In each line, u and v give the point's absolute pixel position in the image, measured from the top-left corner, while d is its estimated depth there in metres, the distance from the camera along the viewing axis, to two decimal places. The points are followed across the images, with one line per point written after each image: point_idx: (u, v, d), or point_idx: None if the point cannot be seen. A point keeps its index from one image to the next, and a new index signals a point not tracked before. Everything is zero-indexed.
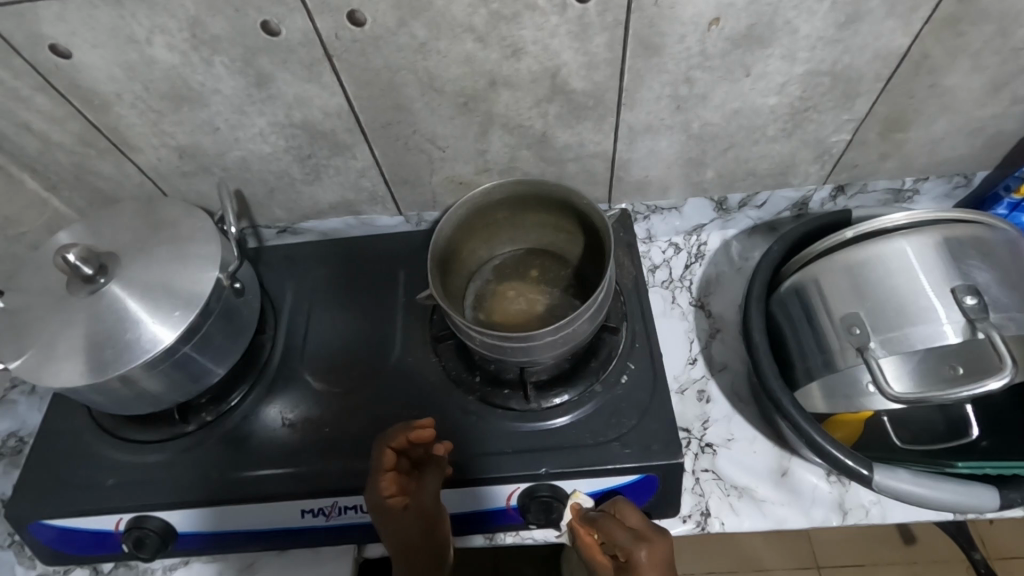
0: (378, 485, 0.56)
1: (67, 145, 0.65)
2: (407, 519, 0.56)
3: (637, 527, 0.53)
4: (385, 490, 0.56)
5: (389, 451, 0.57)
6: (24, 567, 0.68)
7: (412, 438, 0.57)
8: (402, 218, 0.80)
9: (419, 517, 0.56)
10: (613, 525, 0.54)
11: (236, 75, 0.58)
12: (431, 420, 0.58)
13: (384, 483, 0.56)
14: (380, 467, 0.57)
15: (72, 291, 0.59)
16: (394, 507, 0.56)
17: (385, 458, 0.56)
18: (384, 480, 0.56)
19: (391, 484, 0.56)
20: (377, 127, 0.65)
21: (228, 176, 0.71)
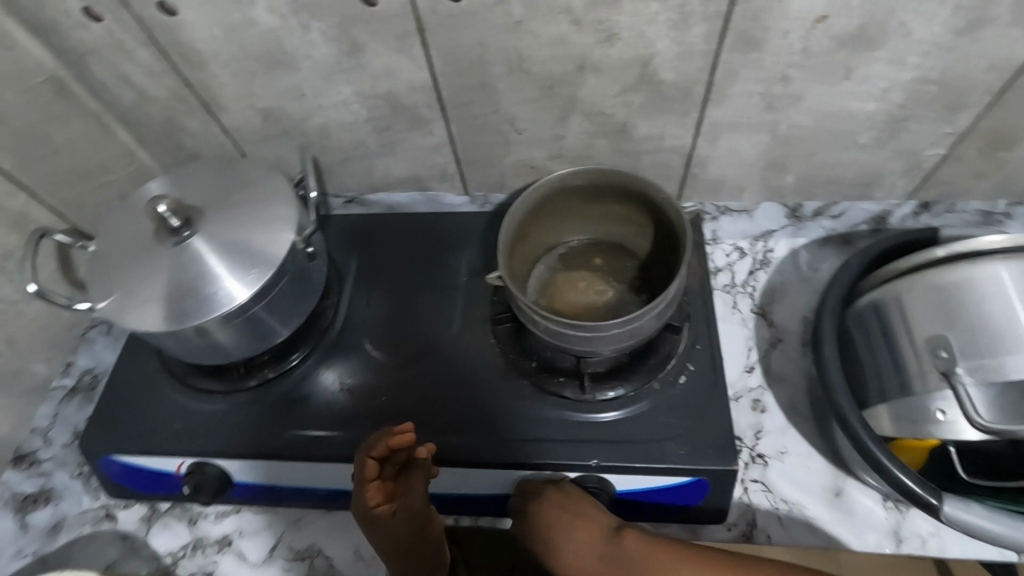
0: (364, 495, 0.55)
1: (161, 100, 0.68)
2: (397, 523, 0.55)
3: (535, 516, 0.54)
4: (370, 500, 0.55)
5: (371, 460, 0.56)
6: (90, 497, 0.69)
7: (392, 443, 0.55)
8: (468, 197, 0.80)
9: (409, 521, 0.55)
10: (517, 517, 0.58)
11: (330, 42, 0.59)
12: (411, 425, 0.56)
13: (369, 494, 0.55)
14: (364, 477, 0.56)
15: (157, 240, 0.61)
16: (381, 515, 0.55)
17: (367, 468, 0.55)
18: (367, 490, 0.55)
19: (376, 492, 0.56)
20: (458, 105, 0.65)
21: (307, 142, 0.72)
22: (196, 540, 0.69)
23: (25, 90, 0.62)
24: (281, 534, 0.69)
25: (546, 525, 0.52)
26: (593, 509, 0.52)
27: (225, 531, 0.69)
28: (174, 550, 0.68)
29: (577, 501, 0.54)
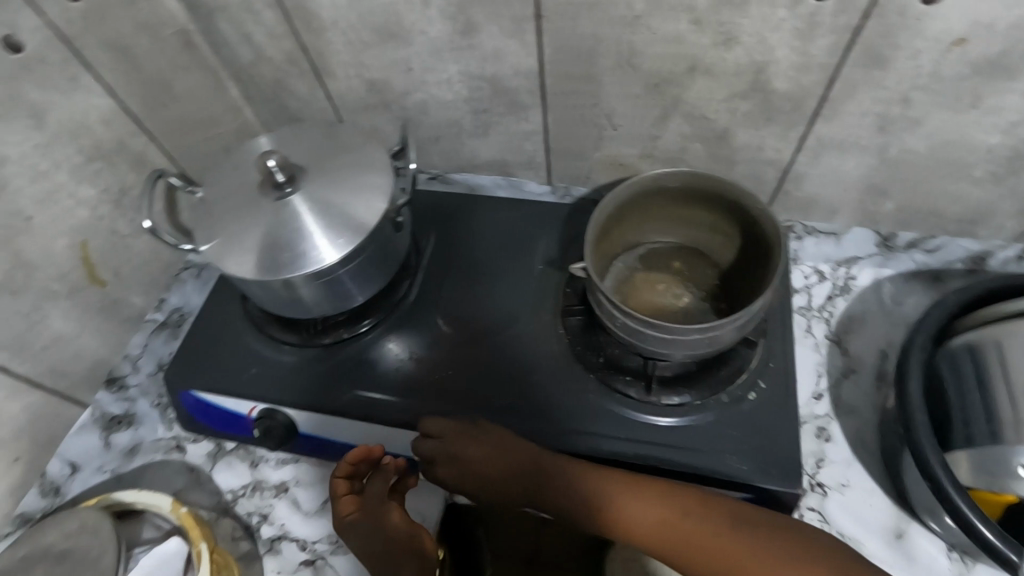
0: (337, 508, 0.59)
1: (276, 60, 0.71)
2: (372, 519, 0.59)
3: (470, 459, 0.60)
4: (343, 511, 0.59)
5: (339, 477, 0.61)
6: (164, 427, 0.72)
7: (356, 457, 0.60)
8: (550, 188, 0.80)
9: (380, 528, 0.59)
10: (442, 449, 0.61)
11: (448, 20, 0.60)
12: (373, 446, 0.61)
13: (342, 506, 0.59)
14: (337, 493, 0.60)
15: (262, 192, 0.64)
16: (355, 524, 0.59)
17: (338, 484, 0.60)
18: (341, 503, 0.59)
19: (349, 504, 0.60)
20: (560, 94, 0.66)
21: (405, 116, 0.75)
22: (256, 483, 0.72)
23: (157, 39, 0.66)
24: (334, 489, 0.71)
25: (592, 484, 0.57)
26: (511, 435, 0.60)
27: (283, 478, 0.72)
28: (235, 489, 0.71)
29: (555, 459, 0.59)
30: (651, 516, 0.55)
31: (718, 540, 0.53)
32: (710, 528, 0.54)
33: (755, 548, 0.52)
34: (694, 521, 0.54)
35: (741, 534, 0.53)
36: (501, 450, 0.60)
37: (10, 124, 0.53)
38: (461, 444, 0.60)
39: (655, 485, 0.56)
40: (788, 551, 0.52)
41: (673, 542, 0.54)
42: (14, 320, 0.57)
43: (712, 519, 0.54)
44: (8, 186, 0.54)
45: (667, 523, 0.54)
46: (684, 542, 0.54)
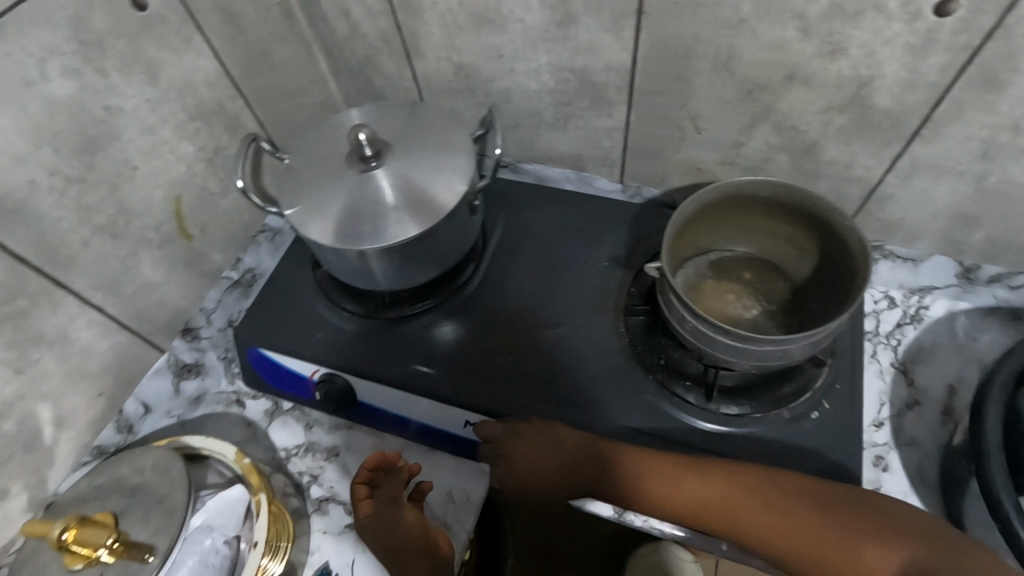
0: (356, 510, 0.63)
1: (369, 38, 0.73)
2: (384, 520, 0.62)
3: (523, 459, 0.62)
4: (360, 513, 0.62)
5: (359, 482, 0.64)
6: (227, 380, 0.75)
7: (371, 463, 0.65)
8: (621, 186, 0.80)
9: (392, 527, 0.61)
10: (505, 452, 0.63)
11: (546, 9, 0.61)
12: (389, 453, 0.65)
13: (358, 508, 0.63)
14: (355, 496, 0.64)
15: (349, 164, 0.66)
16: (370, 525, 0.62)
17: (356, 488, 0.64)
18: (358, 506, 0.63)
19: (365, 507, 0.63)
20: (647, 92, 0.65)
21: (486, 102, 0.76)
22: (309, 444, 0.73)
23: (263, 8, 0.68)
24: None
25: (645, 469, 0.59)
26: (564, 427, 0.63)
27: (335, 442, 0.73)
28: (289, 447, 0.73)
29: (609, 445, 0.61)
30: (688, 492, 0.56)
31: (768, 518, 0.54)
32: (772, 502, 0.54)
33: (816, 516, 0.52)
34: (755, 495, 0.54)
35: (792, 508, 0.53)
36: (556, 441, 0.63)
37: (128, 77, 0.56)
38: (515, 445, 0.62)
39: (707, 465, 0.57)
40: (838, 525, 0.51)
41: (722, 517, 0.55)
42: (113, 262, 0.60)
43: (763, 498, 0.54)
44: (120, 135, 0.57)
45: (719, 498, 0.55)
46: (738, 522, 0.55)
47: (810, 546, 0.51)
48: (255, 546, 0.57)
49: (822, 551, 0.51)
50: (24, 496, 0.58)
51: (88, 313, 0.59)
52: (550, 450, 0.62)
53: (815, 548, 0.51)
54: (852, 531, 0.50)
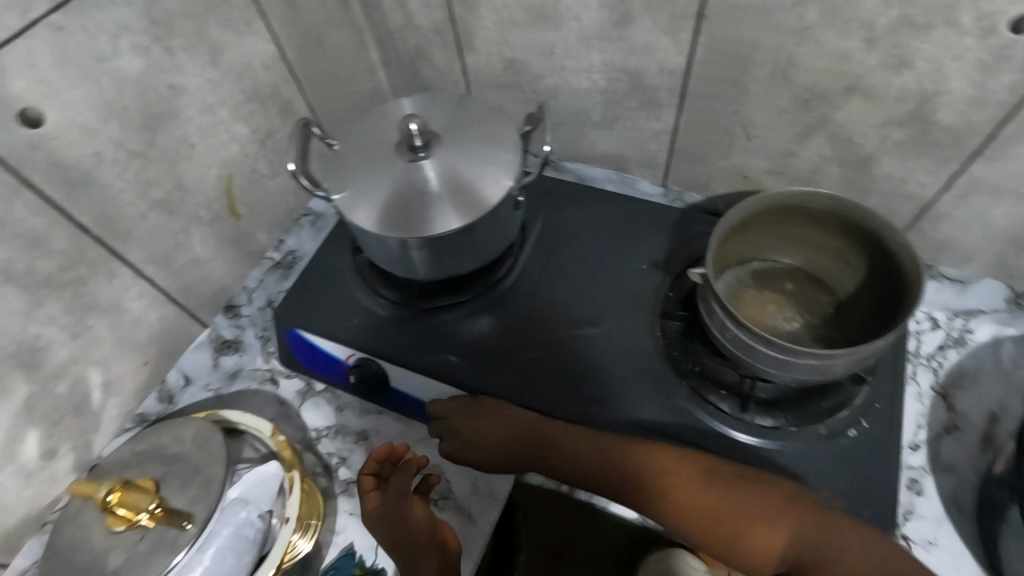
0: (364, 501, 0.63)
1: (422, 29, 0.73)
2: (391, 514, 0.62)
3: (472, 434, 0.65)
4: (367, 504, 0.63)
5: (366, 475, 0.65)
6: (263, 358, 0.76)
7: (378, 455, 0.65)
8: (663, 189, 0.80)
9: (398, 518, 0.61)
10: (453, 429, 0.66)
11: (604, 8, 0.61)
12: (393, 444, 0.66)
13: (366, 500, 0.63)
14: (363, 488, 0.65)
15: (397, 153, 0.66)
16: (376, 516, 0.62)
17: (364, 480, 0.65)
18: (365, 497, 0.64)
19: (372, 498, 0.63)
20: (700, 97, 0.65)
21: (534, 98, 0.76)
22: (339, 426, 0.75)
23: None
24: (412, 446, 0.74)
25: (578, 447, 0.61)
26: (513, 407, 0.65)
27: (365, 427, 0.74)
28: (319, 428, 0.74)
29: (549, 425, 0.64)
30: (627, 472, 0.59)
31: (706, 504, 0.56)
32: (697, 487, 0.57)
33: (740, 503, 0.55)
34: (682, 479, 0.57)
35: (724, 495, 0.56)
36: (502, 418, 0.65)
37: (192, 57, 0.58)
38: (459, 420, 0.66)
39: (634, 444, 0.60)
40: (761, 507, 0.55)
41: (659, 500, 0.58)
42: (166, 237, 0.62)
43: (700, 485, 0.57)
44: (181, 113, 0.59)
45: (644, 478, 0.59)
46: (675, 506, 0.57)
47: (728, 527, 0.55)
48: (286, 522, 0.58)
49: (744, 532, 0.55)
50: (70, 456, 0.60)
51: (140, 285, 0.61)
52: (492, 428, 0.64)
53: (741, 529, 0.55)
54: (772, 522, 0.54)
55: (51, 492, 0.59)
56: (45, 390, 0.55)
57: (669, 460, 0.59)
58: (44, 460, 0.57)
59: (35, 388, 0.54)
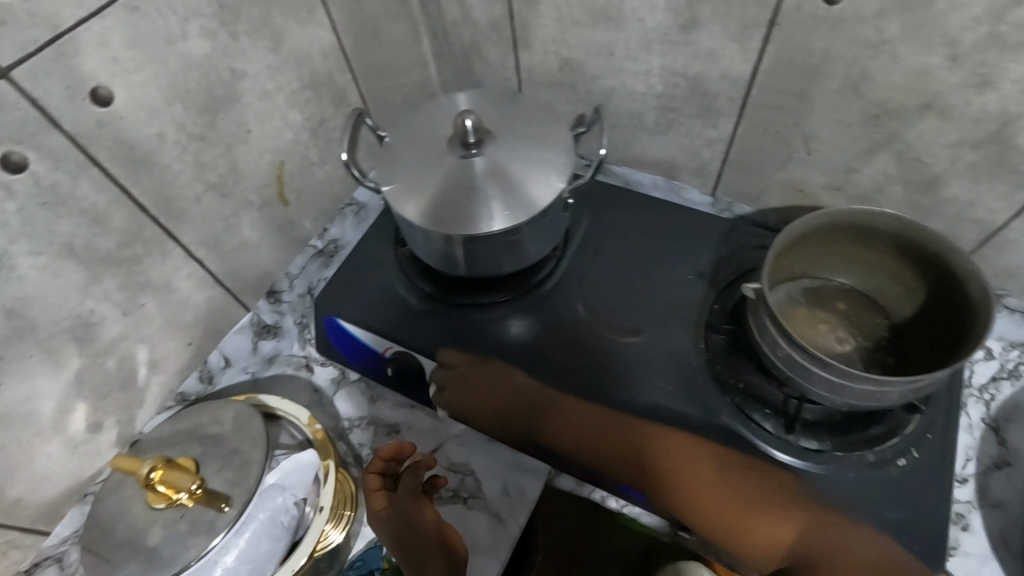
0: (369, 501, 0.62)
1: (479, 24, 0.73)
2: (400, 514, 0.61)
3: (480, 396, 0.68)
4: (373, 504, 0.61)
5: (372, 473, 0.64)
6: (299, 345, 0.77)
7: (384, 453, 0.64)
8: (711, 199, 0.79)
9: (405, 519, 0.60)
10: (461, 382, 0.69)
11: (671, 11, 0.59)
12: (402, 442, 0.64)
13: (373, 500, 0.62)
14: (369, 487, 0.63)
15: (449, 148, 0.66)
16: (383, 517, 0.61)
17: (370, 479, 0.63)
18: (371, 497, 0.62)
19: (378, 499, 0.62)
20: (761, 107, 0.63)
21: (587, 100, 0.75)
22: (371, 418, 0.75)
23: None
24: (444, 442, 0.73)
25: (587, 425, 0.64)
26: (520, 375, 0.68)
27: (397, 420, 0.75)
28: (351, 418, 0.75)
29: (555, 395, 0.67)
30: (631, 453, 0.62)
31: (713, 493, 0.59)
32: (704, 475, 0.60)
33: (745, 495, 0.58)
34: (690, 467, 0.60)
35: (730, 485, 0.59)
36: (510, 383, 0.68)
37: (255, 43, 0.58)
38: (467, 374, 0.69)
39: (644, 427, 0.63)
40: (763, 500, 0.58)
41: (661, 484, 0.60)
42: (217, 220, 0.62)
43: (706, 475, 0.60)
44: (241, 98, 0.59)
45: (651, 461, 0.61)
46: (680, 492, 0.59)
47: (732, 518, 0.58)
48: (320, 512, 0.59)
49: (745, 522, 0.57)
50: (114, 430, 0.61)
51: (190, 267, 0.61)
52: (500, 393, 0.68)
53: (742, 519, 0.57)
54: (777, 517, 0.57)
55: (93, 464, 0.60)
56: (95, 364, 0.56)
57: (679, 449, 0.61)
58: (89, 433, 0.58)
59: (86, 362, 0.55)
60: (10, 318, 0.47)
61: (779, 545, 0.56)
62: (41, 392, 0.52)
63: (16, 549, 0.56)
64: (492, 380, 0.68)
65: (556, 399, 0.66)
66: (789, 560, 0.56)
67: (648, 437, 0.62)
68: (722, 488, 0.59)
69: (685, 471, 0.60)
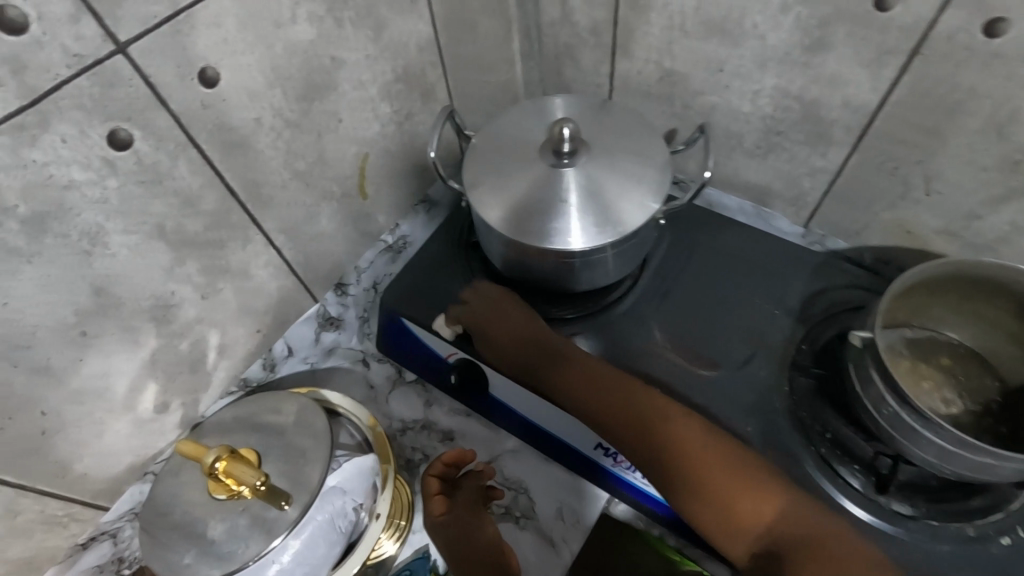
0: (429, 505, 0.62)
1: (578, 27, 0.70)
2: (460, 525, 0.61)
3: (491, 328, 0.66)
4: (432, 510, 0.61)
5: (432, 477, 0.63)
6: (358, 339, 0.76)
7: (446, 460, 0.63)
8: (802, 230, 0.74)
9: (464, 532, 0.60)
10: (477, 315, 0.67)
11: (798, 30, 0.55)
12: (465, 450, 0.64)
13: (432, 505, 0.62)
14: (428, 492, 0.63)
15: (541, 155, 0.62)
16: (442, 525, 0.61)
17: (430, 483, 0.63)
18: (431, 502, 0.62)
19: (438, 504, 0.62)
20: (882, 139, 0.59)
21: (683, 114, 0.71)
22: (426, 422, 0.73)
23: None
24: (498, 456, 0.71)
25: (589, 380, 0.61)
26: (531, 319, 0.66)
27: (453, 427, 0.72)
28: (405, 420, 0.73)
29: (563, 343, 0.65)
30: (625, 409, 0.58)
31: (701, 460, 0.54)
32: (698, 444, 0.55)
33: (739, 468, 0.53)
34: (684, 432, 0.56)
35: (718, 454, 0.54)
36: (520, 323, 0.66)
37: (358, 31, 0.56)
38: (481, 307, 0.68)
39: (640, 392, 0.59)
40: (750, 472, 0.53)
41: (653, 444, 0.56)
42: (301, 209, 0.61)
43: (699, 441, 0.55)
44: (337, 87, 0.57)
45: (654, 425, 0.57)
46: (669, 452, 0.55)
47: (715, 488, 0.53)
48: (377, 519, 0.58)
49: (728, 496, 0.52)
50: (179, 412, 0.60)
51: (269, 254, 0.60)
52: (510, 328, 0.66)
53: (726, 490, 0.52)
54: (762, 493, 0.52)
55: (156, 444, 0.59)
56: (169, 346, 0.55)
57: (677, 416, 0.57)
58: (156, 413, 0.58)
59: (162, 342, 0.54)
60: (97, 295, 0.47)
61: (762, 524, 0.51)
62: (117, 370, 0.51)
63: (76, 522, 0.56)
64: (505, 315, 0.67)
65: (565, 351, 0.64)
66: (770, 542, 0.50)
67: (649, 401, 0.58)
68: (715, 456, 0.54)
69: (686, 438, 0.56)
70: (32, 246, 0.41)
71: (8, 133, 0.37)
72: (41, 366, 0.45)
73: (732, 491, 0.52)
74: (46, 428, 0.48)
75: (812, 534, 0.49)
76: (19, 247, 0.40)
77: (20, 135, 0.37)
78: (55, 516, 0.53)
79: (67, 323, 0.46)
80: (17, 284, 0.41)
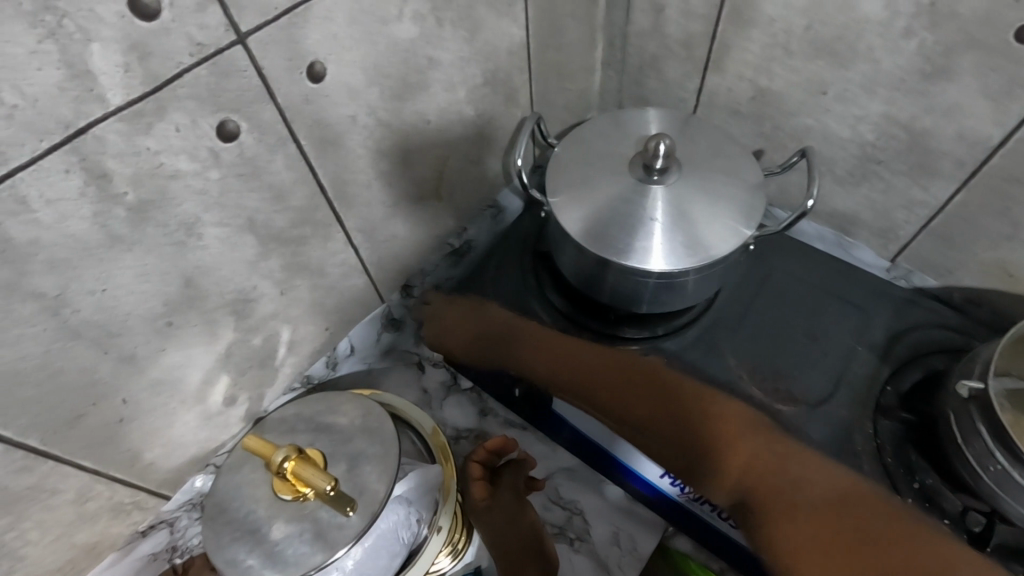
0: (469, 489, 0.62)
1: (669, 39, 0.67)
2: (502, 510, 0.62)
3: (460, 333, 0.71)
4: (473, 494, 0.62)
5: (474, 463, 0.65)
6: (415, 342, 0.75)
7: (490, 446, 0.65)
8: (887, 265, 0.72)
9: (503, 515, 0.62)
10: (445, 326, 0.72)
11: (920, 56, 0.53)
12: (504, 439, 0.66)
13: (473, 489, 0.62)
14: (469, 477, 0.64)
15: (630, 170, 0.60)
16: (482, 508, 0.62)
17: (472, 468, 0.64)
18: (472, 486, 0.63)
19: (479, 488, 0.63)
20: (997, 174, 0.56)
21: (771, 135, 0.68)
22: (480, 432, 0.71)
23: None
24: (553, 473, 0.69)
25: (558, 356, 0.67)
26: (494, 308, 0.70)
27: None
28: (461, 428, 0.71)
29: (527, 327, 0.68)
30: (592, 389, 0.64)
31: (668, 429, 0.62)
32: (673, 407, 0.63)
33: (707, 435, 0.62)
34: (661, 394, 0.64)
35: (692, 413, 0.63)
36: (484, 318, 0.70)
37: (456, 32, 0.55)
38: (445, 314, 0.72)
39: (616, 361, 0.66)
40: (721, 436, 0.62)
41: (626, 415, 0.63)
42: (380, 208, 0.60)
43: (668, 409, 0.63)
44: (430, 87, 0.56)
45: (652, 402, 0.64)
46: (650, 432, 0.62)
47: (693, 462, 0.60)
48: (439, 532, 0.54)
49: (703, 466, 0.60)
50: (244, 405, 0.59)
51: (346, 253, 0.59)
52: (473, 329, 0.70)
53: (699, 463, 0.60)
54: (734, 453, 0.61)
55: (220, 437, 0.59)
56: (243, 339, 0.54)
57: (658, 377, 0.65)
58: (224, 406, 0.57)
59: (238, 336, 0.53)
60: (187, 286, 0.46)
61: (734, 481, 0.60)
62: (194, 361, 0.51)
63: (139, 510, 0.55)
64: (466, 316, 0.71)
65: (528, 332, 0.68)
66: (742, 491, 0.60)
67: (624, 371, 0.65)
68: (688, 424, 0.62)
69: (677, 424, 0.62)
70: (134, 235, 0.40)
71: (127, 120, 0.36)
72: (127, 355, 0.45)
73: (706, 460, 0.60)
74: (124, 416, 0.48)
75: (776, 489, 0.59)
76: (123, 235, 0.40)
77: (138, 122, 0.37)
78: (122, 504, 0.53)
79: (156, 312, 0.45)
80: (116, 272, 0.41)
